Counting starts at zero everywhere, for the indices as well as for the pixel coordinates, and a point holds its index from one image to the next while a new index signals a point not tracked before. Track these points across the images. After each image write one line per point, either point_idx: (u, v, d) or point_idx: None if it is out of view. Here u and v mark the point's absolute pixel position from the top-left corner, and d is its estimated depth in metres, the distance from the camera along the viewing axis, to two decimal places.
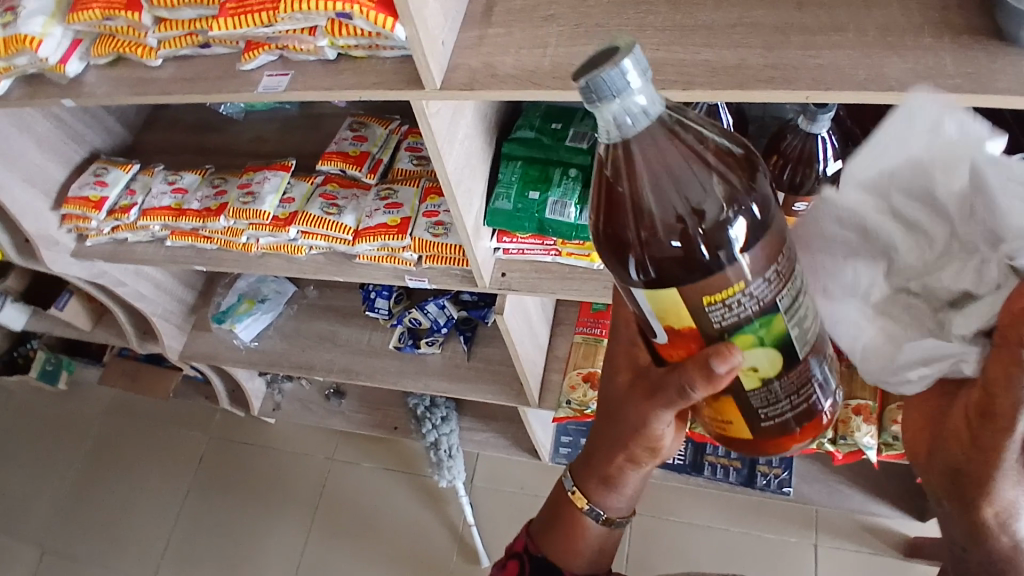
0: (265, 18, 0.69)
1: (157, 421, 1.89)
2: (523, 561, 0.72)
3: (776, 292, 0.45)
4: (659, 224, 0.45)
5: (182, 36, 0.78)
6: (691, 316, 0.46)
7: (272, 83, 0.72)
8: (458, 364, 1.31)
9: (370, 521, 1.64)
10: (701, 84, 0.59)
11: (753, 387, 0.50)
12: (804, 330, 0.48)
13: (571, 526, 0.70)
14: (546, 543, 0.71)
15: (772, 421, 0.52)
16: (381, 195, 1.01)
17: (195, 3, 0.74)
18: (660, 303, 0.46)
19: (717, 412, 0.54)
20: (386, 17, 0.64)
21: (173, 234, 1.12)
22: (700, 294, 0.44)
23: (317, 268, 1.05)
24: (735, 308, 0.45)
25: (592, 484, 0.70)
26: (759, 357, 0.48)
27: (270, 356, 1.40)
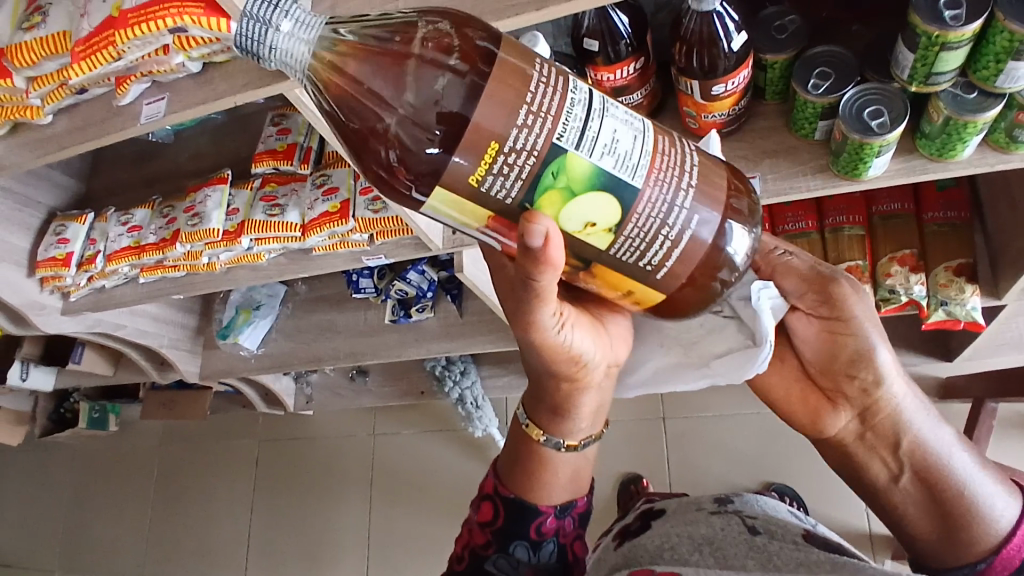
0: (110, 52, 0.69)
1: (207, 437, 1.98)
2: (497, 504, 0.66)
3: (542, 140, 0.42)
4: (403, 138, 0.45)
5: (56, 89, 0.77)
6: (480, 205, 0.44)
7: (151, 111, 0.71)
8: (453, 323, 1.31)
9: (422, 482, 1.71)
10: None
11: (609, 244, 0.46)
12: (621, 152, 0.44)
13: (535, 462, 0.65)
14: (514, 477, 0.66)
15: (663, 269, 0.48)
16: (317, 183, 1.00)
17: (52, 54, 0.74)
18: (448, 205, 0.44)
19: (613, 288, 0.50)
20: (218, 19, 0.63)
21: (143, 271, 1.14)
22: (465, 178, 0.43)
23: (280, 270, 1.05)
24: (509, 176, 0.43)
25: (547, 415, 0.64)
26: (595, 205, 0.45)
27: (279, 358, 1.43)
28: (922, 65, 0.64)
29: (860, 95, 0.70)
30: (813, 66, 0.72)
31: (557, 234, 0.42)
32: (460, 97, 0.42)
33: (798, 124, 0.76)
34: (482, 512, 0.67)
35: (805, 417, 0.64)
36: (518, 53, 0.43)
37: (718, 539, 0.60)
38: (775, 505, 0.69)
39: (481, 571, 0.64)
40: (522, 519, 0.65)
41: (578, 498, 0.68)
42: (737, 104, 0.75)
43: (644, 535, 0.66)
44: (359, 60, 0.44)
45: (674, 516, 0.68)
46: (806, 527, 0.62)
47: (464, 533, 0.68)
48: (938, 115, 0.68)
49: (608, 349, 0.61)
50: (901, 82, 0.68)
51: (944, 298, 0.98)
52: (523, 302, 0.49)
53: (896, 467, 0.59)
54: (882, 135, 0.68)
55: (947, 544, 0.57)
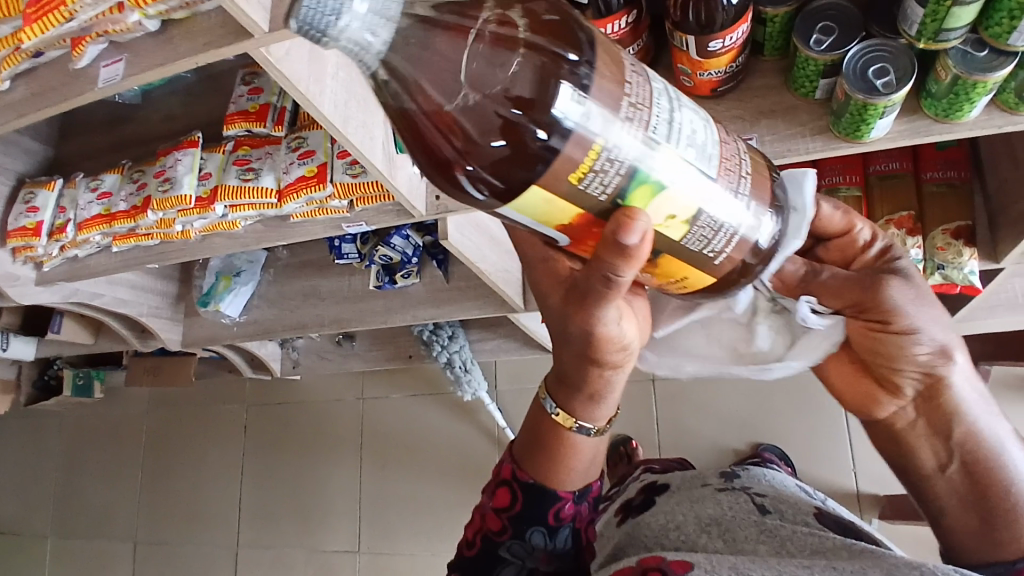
0: (62, 13, 0.64)
1: (195, 403, 1.96)
2: (514, 489, 0.61)
3: (639, 136, 0.42)
4: (471, 127, 0.43)
5: (11, 53, 0.71)
6: (571, 202, 0.42)
7: (109, 74, 0.66)
8: (439, 288, 1.27)
9: (413, 445, 1.71)
10: None
11: (683, 235, 0.46)
12: (699, 144, 0.44)
13: (560, 450, 0.60)
14: (536, 464, 0.61)
15: (721, 256, 0.48)
16: (292, 146, 0.95)
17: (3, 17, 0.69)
18: (536, 206, 0.42)
19: (667, 277, 0.49)
20: None
21: (116, 240, 1.09)
22: (563, 177, 0.41)
23: (258, 238, 1.01)
24: (607, 173, 0.42)
25: (577, 401, 0.59)
26: (675, 201, 0.44)
27: (262, 325, 1.40)
28: (932, 20, 0.60)
29: (865, 52, 0.66)
30: (816, 21, 0.68)
31: (650, 233, 0.43)
32: (544, 91, 0.41)
33: (798, 83, 0.72)
34: (498, 497, 0.63)
35: (854, 402, 0.60)
36: (604, 49, 0.42)
37: (726, 519, 0.59)
38: (784, 480, 0.69)
39: (495, 557, 0.62)
40: (540, 503, 0.61)
41: (593, 483, 0.63)
42: (735, 61, 0.71)
43: (648, 513, 0.66)
44: (431, 42, 0.41)
45: (681, 490, 0.68)
46: (815, 504, 0.63)
47: (478, 519, 0.64)
48: (946, 74, 0.64)
49: (642, 329, 0.58)
50: (908, 39, 0.64)
51: (940, 261, 0.96)
52: (595, 296, 0.48)
53: (942, 458, 0.56)
54: (886, 96, 0.64)
55: (988, 540, 0.53)
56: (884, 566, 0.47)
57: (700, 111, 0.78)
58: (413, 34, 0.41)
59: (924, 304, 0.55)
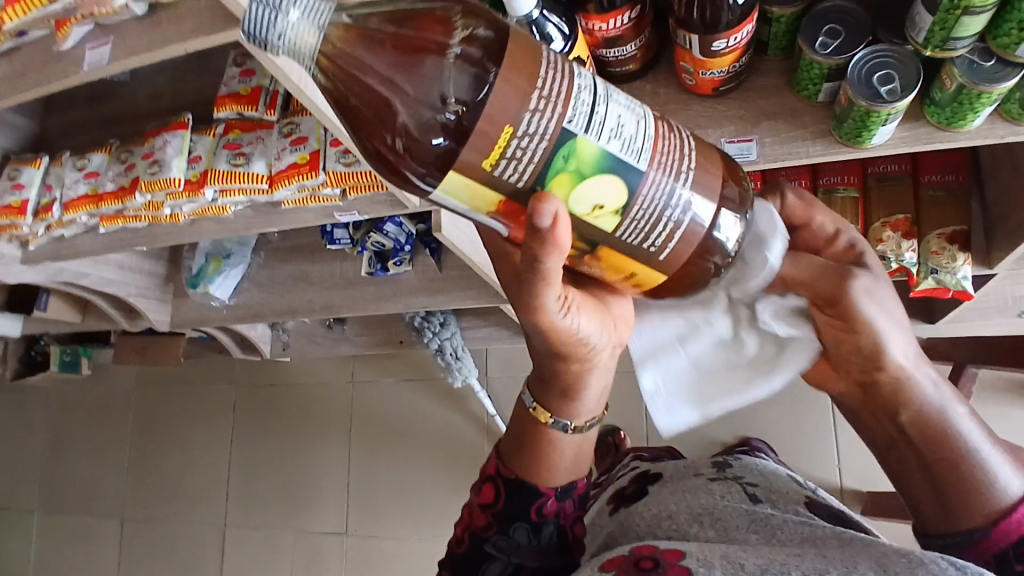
0: None
1: (184, 382, 1.95)
2: (497, 485, 0.60)
3: (553, 127, 0.40)
4: (411, 124, 0.41)
5: None
6: (490, 189, 0.42)
7: (95, 57, 0.64)
8: (432, 277, 1.26)
9: (401, 429, 1.71)
10: None
11: (615, 226, 0.44)
12: (627, 136, 0.43)
13: (540, 446, 0.59)
14: (521, 460, 0.60)
15: (665, 250, 0.46)
16: (284, 132, 0.93)
17: None
18: (460, 190, 0.42)
19: (614, 270, 0.47)
20: None
21: (104, 221, 1.07)
22: (478, 159, 0.40)
23: (248, 224, 0.99)
24: (521, 160, 0.41)
25: (553, 398, 0.59)
26: (604, 188, 0.43)
27: (252, 308, 1.39)
28: (940, 29, 0.59)
29: (871, 57, 0.65)
30: (822, 23, 0.67)
31: (566, 216, 0.41)
32: (470, 91, 0.40)
33: (801, 85, 0.72)
34: (483, 493, 0.61)
35: (812, 377, 0.60)
36: (527, 48, 0.41)
37: (718, 509, 0.59)
38: (776, 470, 0.67)
39: (481, 555, 0.59)
40: (523, 498, 0.59)
41: (579, 480, 0.61)
42: (738, 60, 0.70)
43: (640, 503, 0.66)
44: (369, 48, 0.41)
45: (671, 482, 0.68)
46: (808, 493, 0.61)
47: (464, 516, 0.62)
48: (951, 83, 0.63)
49: (616, 329, 0.56)
50: (914, 45, 0.63)
51: (934, 266, 0.96)
52: (527, 287, 0.46)
53: (893, 433, 0.54)
54: (890, 104, 0.63)
55: (940, 513, 0.50)
56: (874, 556, 0.45)
57: (698, 110, 0.77)
58: (348, 36, 0.40)
59: (876, 292, 0.52)
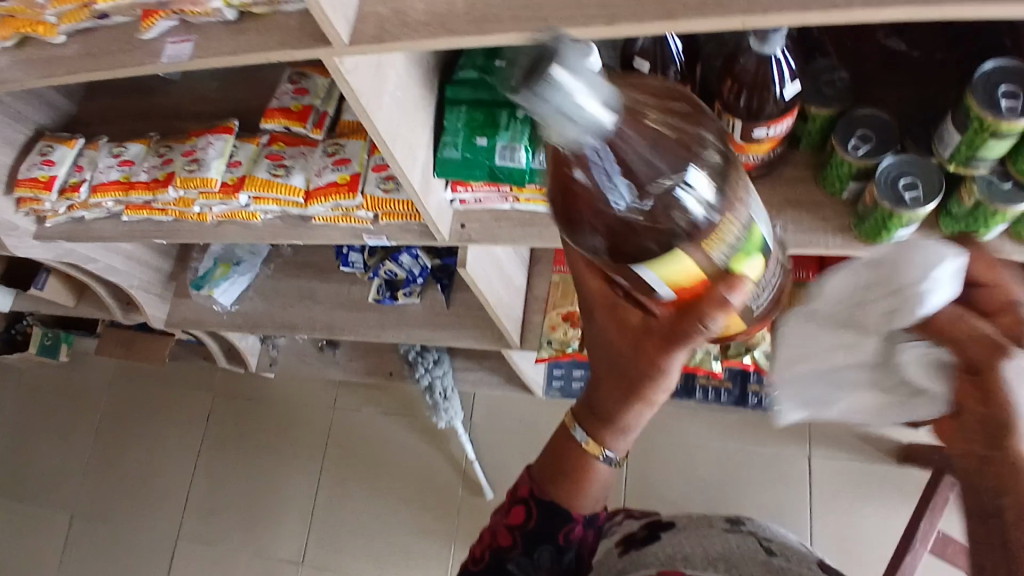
0: None
1: (162, 383, 1.92)
2: (530, 507, 0.64)
3: (744, 217, 0.50)
4: (632, 195, 0.48)
5: (75, 10, 0.72)
6: (697, 268, 0.49)
7: (175, 51, 0.67)
8: (438, 312, 1.28)
9: (377, 461, 1.68)
10: (623, 18, 0.53)
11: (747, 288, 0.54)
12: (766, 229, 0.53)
13: (582, 474, 0.64)
14: (559, 484, 0.65)
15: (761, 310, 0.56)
16: (327, 151, 0.96)
17: None
18: (671, 270, 0.49)
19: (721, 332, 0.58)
20: None
21: (129, 209, 1.08)
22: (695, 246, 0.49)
23: (274, 233, 1.01)
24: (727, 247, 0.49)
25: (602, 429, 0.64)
26: (753, 266, 0.52)
27: (252, 318, 1.39)
28: (967, 147, 0.64)
29: (899, 165, 0.70)
30: (855, 127, 0.72)
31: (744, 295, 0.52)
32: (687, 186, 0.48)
33: (828, 180, 0.77)
34: (512, 514, 0.65)
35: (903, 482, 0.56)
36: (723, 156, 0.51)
37: (733, 556, 0.61)
38: (787, 535, 0.69)
39: (502, 571, 0.62)
40: (553, 521, 0.63)
41: (600, 511, 0.67)
42: (773, 150, 0.75)
43: (654, 545, 0.66)
44: (636, 134, 0.46)
45: (686, 528, 0.68)
46: (817, 556, 0.64)
47: (486, 534, 0.65)
48: (970, 199, 0.68)
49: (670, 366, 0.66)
50: (939, 159, 0.69)
51: None
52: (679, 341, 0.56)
53: None
54: (912, 209, 0.68)
55: None
56: None
57: None
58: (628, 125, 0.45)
59: None
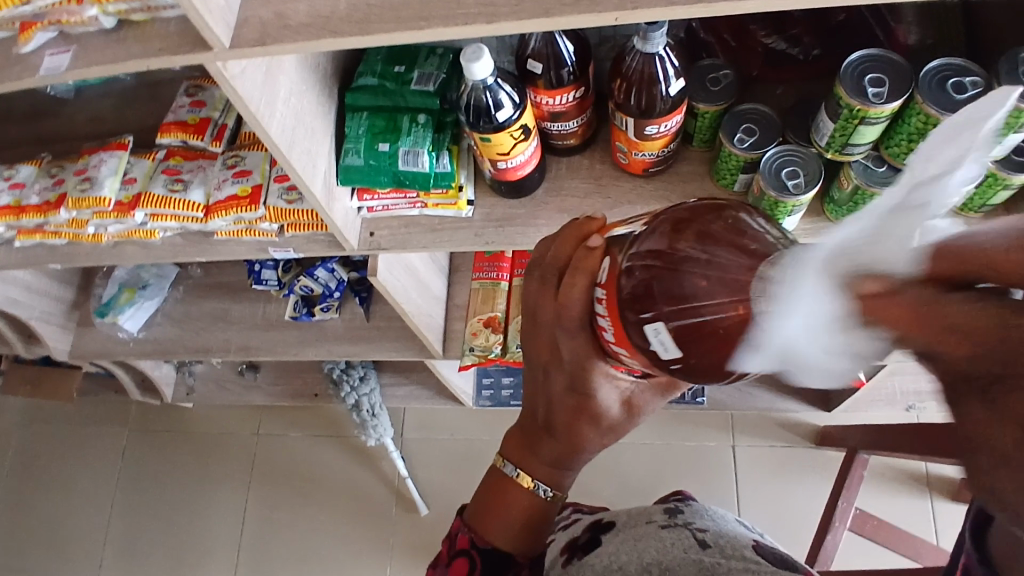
0: None
1: (71, 422, 1.80)
2: (472, 556, 0.63)
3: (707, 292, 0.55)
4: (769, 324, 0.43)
5: None
6: None
7: (53, 62, 0.65)
8: (358, 326, 1.25)
9: (306, 486, 1.63)
10: (503, 16, 0.54)
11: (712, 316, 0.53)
12: None
13: (531, 517, 0.65)
14: (500, 529, 0.64)
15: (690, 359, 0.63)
16: (227, 164, 0.93)
17: None
18: None
19: None
20: None
21: (20, 234, 1.03)
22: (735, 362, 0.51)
23: (176, 252, 0.97)
24: None
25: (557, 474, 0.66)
26: None
27: (163, 344, 1.32)
28: (841, 134, 0.69)
29: (782, 155, 0.74)
30: (740, 121, 0.76)
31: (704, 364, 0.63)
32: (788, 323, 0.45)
33: (720, 174, 0.80)
34: (454, 566, 0.63)
35: None
36: None
37: (667, 558, 0.56)
38: (734, 525, 0.66)
39: None
40: (497, 568, 0.62)
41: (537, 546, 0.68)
42: (666, 146, 0.78)
43: (593, 553, 0.63)
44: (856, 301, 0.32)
45: (625, 529, 0.67)
46: (753, 539, 0.61)
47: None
48: (848, 184, 0.73)
49: None
50: (817, 148, 0.73)
51: None
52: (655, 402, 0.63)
53: None
54: (796, 196, 0.72)
55: None
56: None
57: (630, 187, 0.85)
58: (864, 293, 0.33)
59: None
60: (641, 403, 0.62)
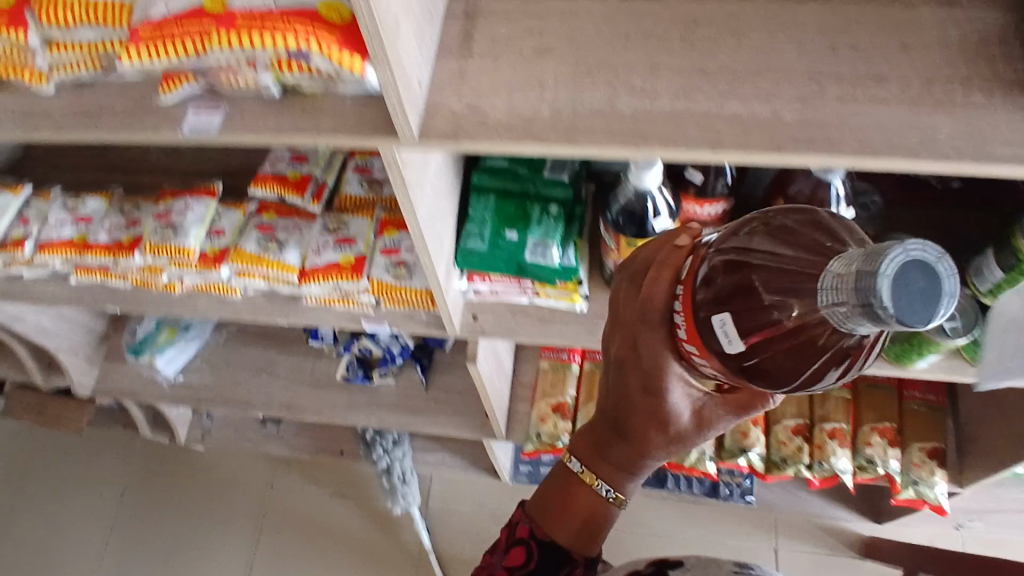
0: (185, 48, 0.51)
1: (67, 451, 1.68)
2: (530, 548, 0.60)
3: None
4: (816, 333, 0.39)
5: (81, 60, 0.60)
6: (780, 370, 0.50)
7: (200, 123, 0.58)
8: (414, 395, 1.19)
9: (318, 549, 1.52)
10: (729, 145, 0.51)
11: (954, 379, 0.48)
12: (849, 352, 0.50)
13: (590, 515, 0.61)
14: (562, 524, 0.61)
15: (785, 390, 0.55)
16: (329, 227, 0.88)
17: (95, 23, 0.57)
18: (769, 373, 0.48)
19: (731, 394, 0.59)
20: (351, 55, 0.49)
21: (79, 271, 0.94)
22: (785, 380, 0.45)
23: (254, 311, 0.91)
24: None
25: (613, 473, 0.61)
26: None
27: (199, 391, 1.24)
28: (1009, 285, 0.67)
29: None
30: None
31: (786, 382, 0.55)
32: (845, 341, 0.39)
33: None
34: (511, 555, 0.61)
35: None
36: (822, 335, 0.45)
37: None
38: None
39: None
40: (554, 563, 0.60)
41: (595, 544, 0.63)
42: None
43: None
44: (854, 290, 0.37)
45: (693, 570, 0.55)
46: None
47: (485, 572, 0.61)
48: None
49: None
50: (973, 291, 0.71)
51: (916, 477, 1.04)
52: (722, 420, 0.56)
53: None
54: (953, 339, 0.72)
55: None
56: None
57: None
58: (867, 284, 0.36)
59: None
60: (707, 415, 0.57)
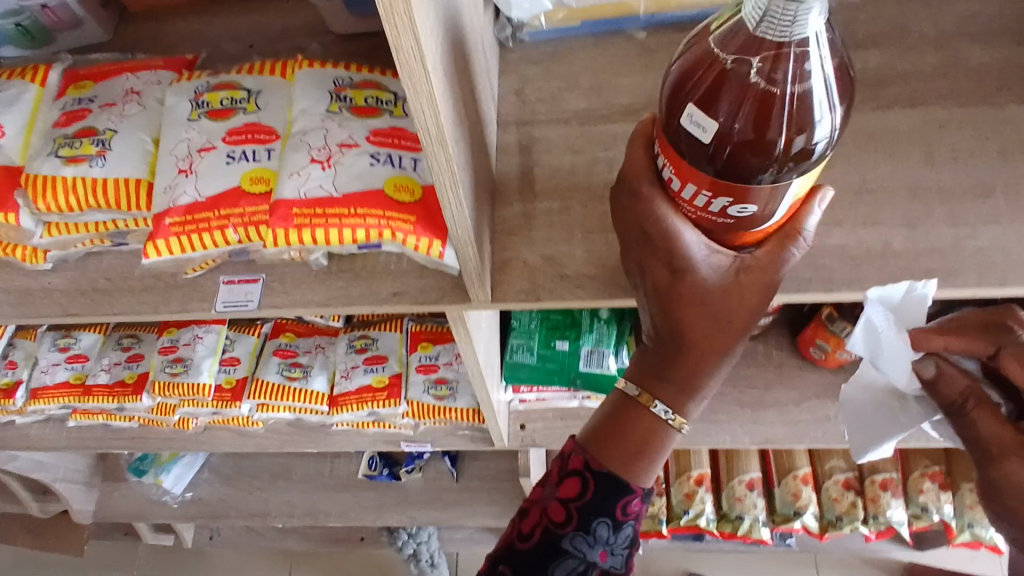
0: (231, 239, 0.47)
1: (64, 564, 1.56)
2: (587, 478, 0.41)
3: None
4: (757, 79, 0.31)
5: (89, 238, 0.53)
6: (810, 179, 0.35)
7: (236, 297, 0.50)
8: (444, 487, 1.12)
9: None
10: (843, 282, 0.46)
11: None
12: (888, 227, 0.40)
13: (640, 462, 0.42)
14: (613, 453, 0.42)
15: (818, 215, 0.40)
16: (355, 346, 0.80)
17: (105, 205, 0.51)
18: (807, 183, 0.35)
19: None
20: (428, 240, 0.45)
21: (77, 414, 0.85)
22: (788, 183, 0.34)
23: (280, 441, 0.85)
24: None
25: (651, 425, 0.41)
26: None
27: (211, 506, 1.15)
28: None
29: None
30: None
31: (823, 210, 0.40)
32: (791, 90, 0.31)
33: None
34: (562, 489, 0.42)
35: None
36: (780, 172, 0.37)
37: None
38: None
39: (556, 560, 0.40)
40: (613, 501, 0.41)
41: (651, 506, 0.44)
42: None
43: None
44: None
45: None
46: None
47: (532, 509, 0.42)
48: None
49: None
50: None
51: (971, 519, 1.00)
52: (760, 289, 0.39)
53: None
54: None
55: None
56: None
57: (816, 379, 0.78)
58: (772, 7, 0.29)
59: None
60: (760, 273, 0.38)
